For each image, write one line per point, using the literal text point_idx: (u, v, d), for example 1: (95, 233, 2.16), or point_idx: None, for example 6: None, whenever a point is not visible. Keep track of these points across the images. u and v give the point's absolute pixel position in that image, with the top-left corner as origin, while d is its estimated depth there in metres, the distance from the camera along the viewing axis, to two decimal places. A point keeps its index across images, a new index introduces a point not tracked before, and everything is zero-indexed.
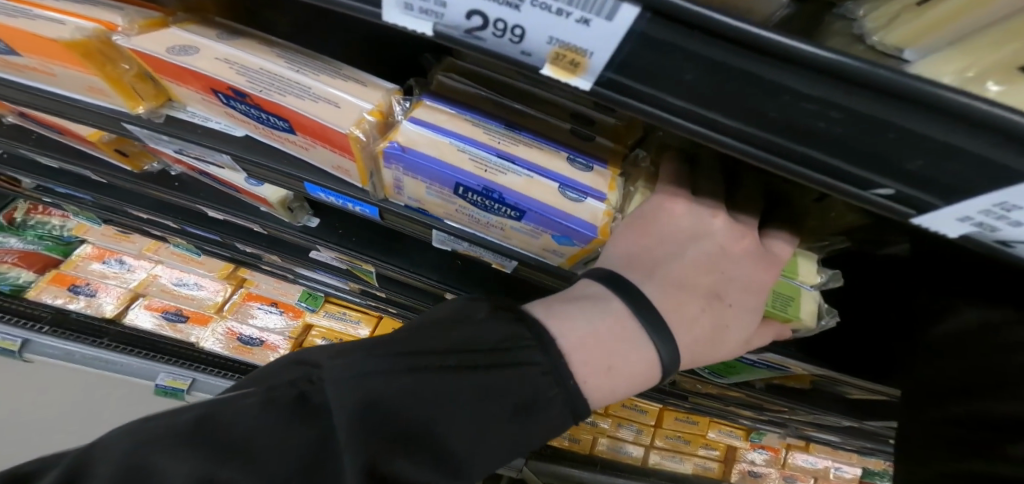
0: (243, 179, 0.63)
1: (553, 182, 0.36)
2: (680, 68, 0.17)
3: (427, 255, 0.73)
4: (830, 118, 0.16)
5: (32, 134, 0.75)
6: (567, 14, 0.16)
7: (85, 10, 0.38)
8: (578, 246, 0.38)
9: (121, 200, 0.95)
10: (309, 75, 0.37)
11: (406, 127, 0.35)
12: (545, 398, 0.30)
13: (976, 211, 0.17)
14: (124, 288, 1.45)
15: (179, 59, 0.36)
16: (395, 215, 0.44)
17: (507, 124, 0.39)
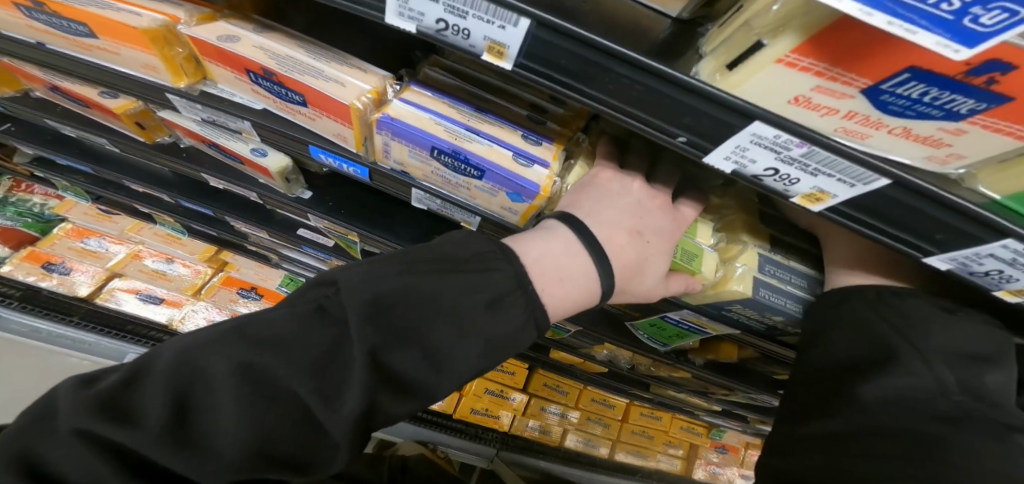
0: (249, 149, 0.70)
1: (509, 151, 0.47)
2: (559, 57, 0.27)
3: (409, 229, 0.81)
4: (639, 90, 0.26)
5: (58, 107, 0.80)
6: (493, 22, 0.26)
7: (157, 5, 0.46)
8: (527, 202, 0.48)
9: (123, 174, 1.00)
10: (324, 62, 0.46)
11: (396, 105, 0.45)
12: (514, 302, 0.39)
13: (729, 153, 0.28)
14: (99, 267, 1.44)
15: (225, 44, 0.45)
16: (383, 175, 0.53)
17: (477, 108, 0.49)
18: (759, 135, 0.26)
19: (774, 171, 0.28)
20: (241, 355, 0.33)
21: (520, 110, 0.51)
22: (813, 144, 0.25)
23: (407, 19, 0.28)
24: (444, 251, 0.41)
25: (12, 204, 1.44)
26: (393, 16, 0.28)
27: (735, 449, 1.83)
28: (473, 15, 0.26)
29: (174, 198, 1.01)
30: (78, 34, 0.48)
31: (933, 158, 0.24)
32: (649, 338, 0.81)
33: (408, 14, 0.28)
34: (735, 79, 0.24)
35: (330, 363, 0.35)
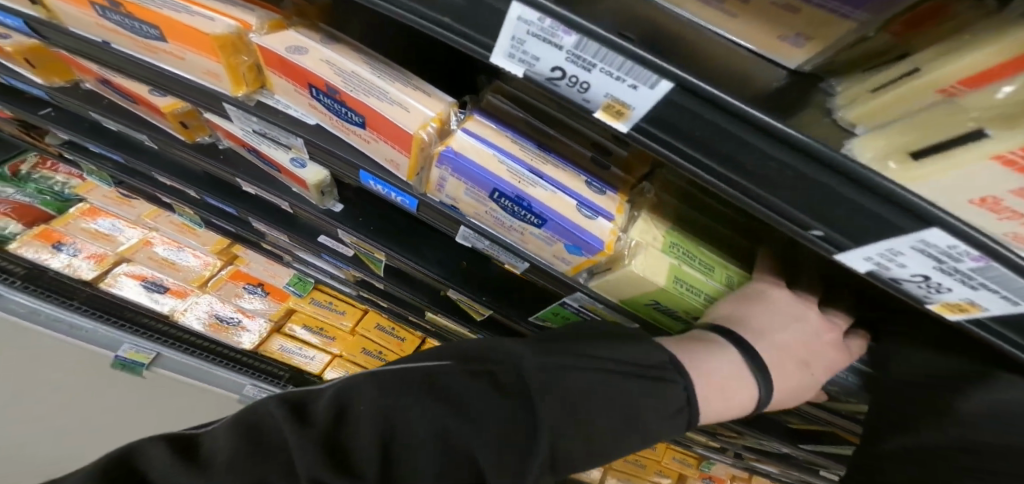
0: (289, 160, 0.69)
1: (573, 199, 0.45)
2: (690, 125, 0.25)
3: (436, 253, 0.83)
4: (773, 168, 0.24)
5: (104, 99, 0.81)
6: (624, 80, 0.24)
7: (228, 9, 0.44)
8: (585, 256, 0.48)
9: (153, 166, 1.00)
10: (388, 80, 0.43)
11: (459, 136, 0.42)
12: (669, 397, 0.42)
13: (874, 254, 0.26)
14: (110, 251, 1.41)
15: (292, 55, 0.43)
16: (431, 208, 0.51)
17: (539, 146, 0.47)
18: (926, 243, 0.23)
19: (923, 277, 0.26)
20: (439, 417, 0.37)
21: (583, 150, 0.49)
22: (995, 259, 0.22)
23: (518, 60, 0.26)
24: (613, 342, 0.45)
25: (36, 181, 1.46)
26: (501, 55, 0.26)
27: (723, 481, 1.71)
28: (600, 68, 0.24)
29: (199, 194, 1.01)
30: (148, 37, 0.47)
31: None
32: None
33: (519, 54, 0.26)
34: (918, 170, 0.23)
35: (515, 442, 0.37)
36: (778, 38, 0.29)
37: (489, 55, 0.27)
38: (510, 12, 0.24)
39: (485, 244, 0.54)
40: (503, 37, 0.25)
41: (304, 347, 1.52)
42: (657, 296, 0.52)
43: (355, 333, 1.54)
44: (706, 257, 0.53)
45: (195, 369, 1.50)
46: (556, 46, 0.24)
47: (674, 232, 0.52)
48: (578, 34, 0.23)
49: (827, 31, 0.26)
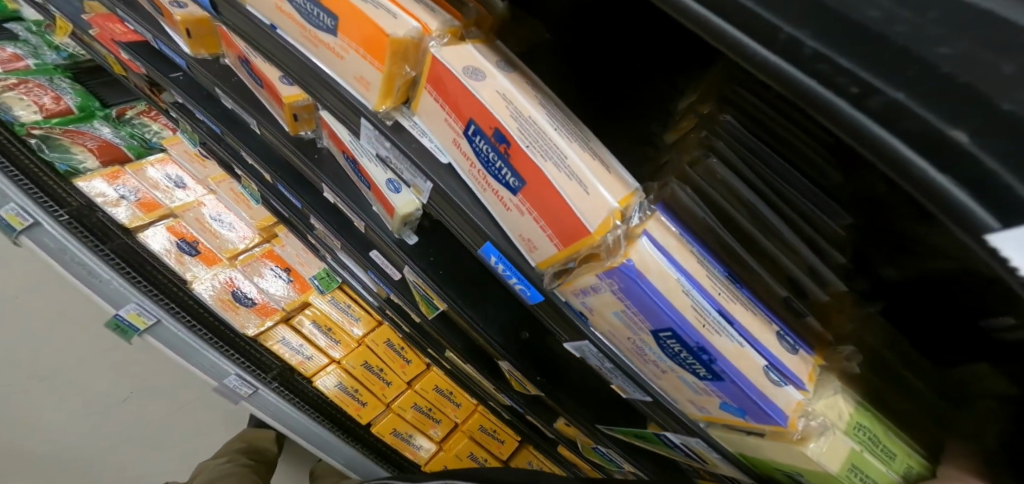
0: (386, 182, 0.62)
1: (762, 358, 0.34)
2: None
3: (498, 313, 0.75)
4: None
5: (235, 78, 0.85)
6: None
7: (415, 9, 0.38)
8: (745, 418, 0.38)
9: (242, 143, 0.99)
10: (567, 139, 0.33)
11: (642, 244, 0.32)
12: None
13: None
14: (163, 203, 1.31)
15: (468, 82, 0.35)
16: (555, 309, 0.42)
17: (726, 274, 0.36)
18: None
19: None
20: None
21: (779, 288, 0.40)
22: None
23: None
24: None
25: (136, 126, 1.49)
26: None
27: None
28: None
29: (273, 179, 1.00)
30: (318, 27, 0.42)
31: None
32: None
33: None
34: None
35: None
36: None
37: (999, 232, 0.15)
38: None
39: (602, 360, 0.46)
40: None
41: (304, 345, 1.45)
42: (808, 474, 0.41)
43: (363, 343, 1.49)
44: (895, 445, 0.42)
45: (188, 347, 1.28)
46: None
47: (863, 408, 0.42)
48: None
49: None
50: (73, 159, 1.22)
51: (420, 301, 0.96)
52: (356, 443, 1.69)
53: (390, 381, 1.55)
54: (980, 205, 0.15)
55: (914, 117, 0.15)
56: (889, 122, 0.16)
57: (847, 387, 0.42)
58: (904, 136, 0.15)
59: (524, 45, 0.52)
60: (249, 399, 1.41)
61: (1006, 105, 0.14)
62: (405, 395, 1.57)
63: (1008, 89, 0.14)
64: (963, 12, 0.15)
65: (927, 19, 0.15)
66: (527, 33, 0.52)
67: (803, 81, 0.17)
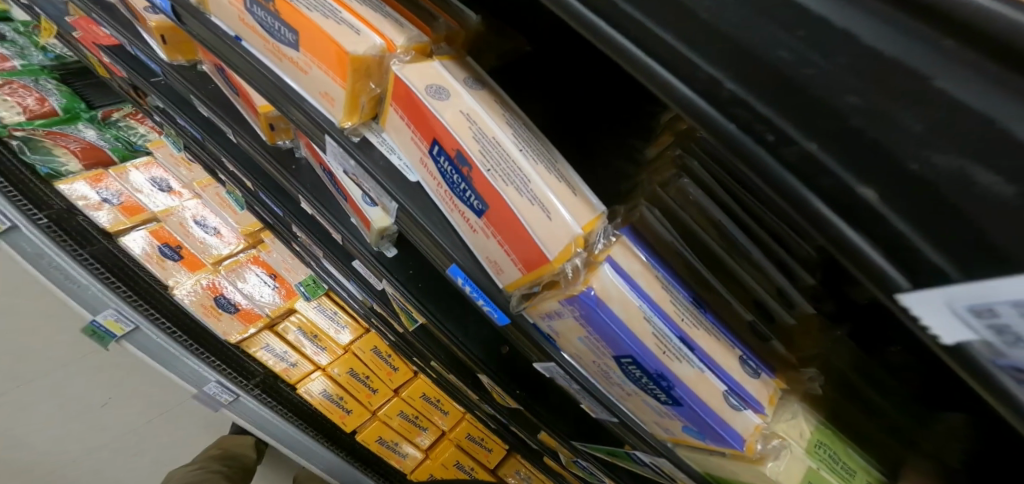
0: (362, 196, 0.60)
1: (722, 383, 0.35)
2: None
3: (480, 329, 0.74)
4: None
5: (211, 85, 0.85)
6: None
7: (381, 24, 0.37)
8: (705, 441, 0.39)
9: (222, 150, 0.98)
10: (531, 160, 0.32)
11: (603, 272, 0.31)
12: None
13: None
14: (145, 206, 1.28)
15: (432, 102, 0.34)
16: (522, 330, 0.42)
17: (692, 299, 0.36)
18: None
19: None
20: None
21: (743, 311, 0.40)
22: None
23: (986, 318, 0.14)
24: None
25: (120, 129, 1.46)
26: (965, 298, 0.14)
27: None
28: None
29: (254, 187, 0.99)
30: (281, 41, 0.41)
31: None
32: None
33: (1018, 316, 0.13)
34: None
35: None
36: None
37: (908, 292, 0.16)
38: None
39: (570, 381, 0.45)
40: (1016, 286, 0.13)
41: (289, 352, 1.42)
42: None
43: (349, 350, 1.48)
44: (856, 462, 0.43)
45: (167, 355, 1.24)
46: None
47: (823, 427, 0.42)
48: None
49: None
50: (55, 161, 1.19)
51: (403, 315, 0.95)
52: (341, 451, 1.67)
53: (377, 389, 1.53)
54: (889, 263, 0.16)
55: (827, 173, 0.16)
56: (807, 176, 0.17)
57: (809, 407, 0.42)
58: (818, 192, 0.17)
59: (496, 58, 0.49)
60: (230, 406, 1.37)
61: (913, 166, 0.14)
62: (391, 403, 1.56)
63: (914, 148, 0.14)
64: (869, 58, 0.14)
65: (834, 64, 0.15)
66: (508, 46, 0.49)
67: (723, 124, 0.18)
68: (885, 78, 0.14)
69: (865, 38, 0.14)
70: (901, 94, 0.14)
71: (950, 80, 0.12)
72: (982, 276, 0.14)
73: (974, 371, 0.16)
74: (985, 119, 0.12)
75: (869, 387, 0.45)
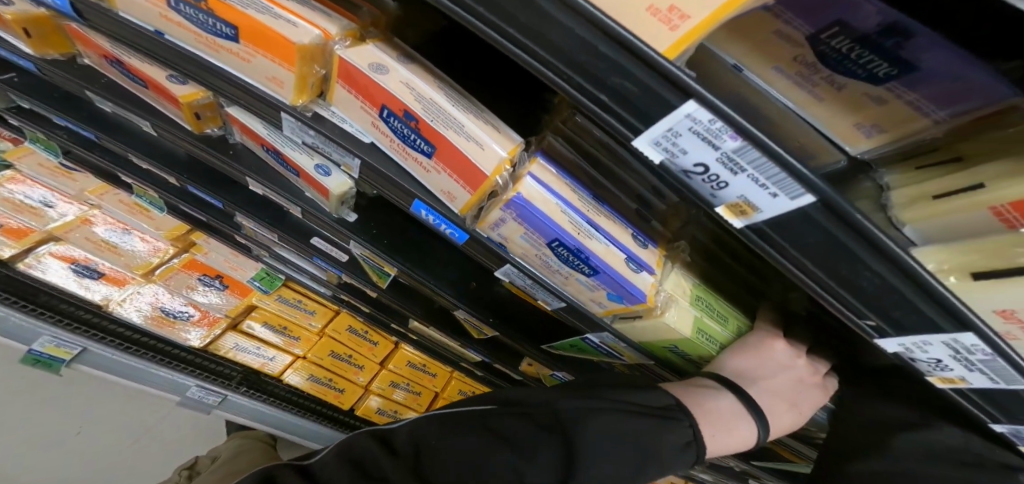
0: (315, 167, 0.68)
1: (622, 253, 0.47)
2: (809, 236, 0.27)
3: (446, 271, 0.86)
4: (868, 278, 0.29)
5: (101, 78, 0.81)
6: (767, 188, 0.25)
7: (314, 17, 0.45)
8: (624, 304, 0.50)
9: (127, 146, 0.94)
10: (462, 112, 0.44)
11: (527, 182, 0.44)
12: (672, 423, 0.60)
13: (906, 340, 0.32)
14: (37, 227, 1.17)
15: (375, 75, 0.43)
16: (476, 244, 0.55)
17: (593, 196, 0.49)
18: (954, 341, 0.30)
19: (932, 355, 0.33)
20: (496, 455, 0.59)
21: (629, 202, 0.53)
22: (1000, 356, 0.30)
23: (659, 145, 0.26)
24: (636, 391, 0.64)
25: None
26: (647, 136, 0.26)
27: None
28: (749, 174, 0.25)
29: (181, 182, 0.98)
30: (216, 34, 0.47)
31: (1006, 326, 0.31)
32: None
33: (666, 139, 0.26)
34: (973, 285, 0.31)
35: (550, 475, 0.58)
36: (857, 125, 0.31)
37: (633, 140, 0.27)
38: (680, 108, 0.23)
39: (524, 280, 0.57)
40: (659, 125, 0.25)
41: (262, 348, 1.43)
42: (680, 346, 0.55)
43: (324, 334, 1.47)
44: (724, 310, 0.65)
45: (133, 370, 1.30)
46: (712, 146, 0.24)
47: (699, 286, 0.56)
48: (746, 141, 0.23)
49: (907, 128, 0.30)
50: None
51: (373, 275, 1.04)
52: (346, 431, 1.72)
53: (363, 365, 1.55)
54: (628, 133, 0.27)
55: (585, 91, 0.27)
56: (579, 92, 0.27)
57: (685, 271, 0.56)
58: (587, 98, 0.27)
59: (424, 34, 0.58)
60: (220, 407, 1.43)
61: (610, 81, 0.25)
62: (380, 376, 1.58)
63: (611, 74, 0.25)
64: (578, 35, 0.24)
65: (566, 31, 0.24)
66: (427, 24, 0.58)
67: (536, 66, 0.27)
68: (587, 39, 0.24)
69: (576, 26, 0.24)
70: (596, 53, 0.25)
71: (607, 46, 0.24)
72: (649, 126, 0.25)
73: (676, 180, 0.28)
74: (621, 66, 0.24)
75: (720, 250, 0.64)
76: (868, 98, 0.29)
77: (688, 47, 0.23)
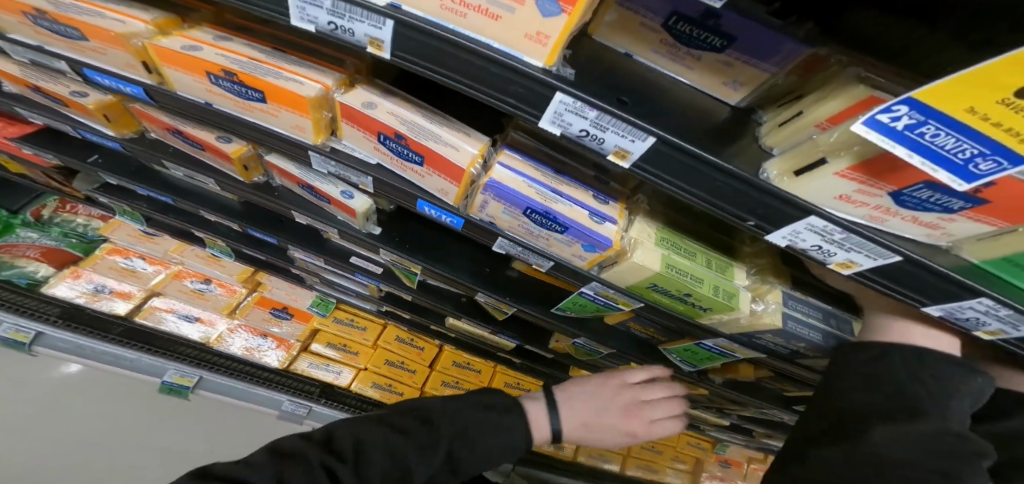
0: (341, 193, 0.83)
1: (586, 210, 0.57)
2: (668, 163, 0.40)
3: (462, 264, 0.98)
4: (724, 187, 0.40)
5: (169, 147, 1.01)
6: (625, 137, 0.40)
7: (313, 75, 0.58)
8: (598, 252, 0.59)
9: (197, 204, 1.16)
10: (437, 125, 0.56)
11: (497, 169, 0.55)
12: (515, 414, 0.73)
13: (783, 234, 0.41)
14: (139, 287, 1.44)
15: (367, 110, 0.56)
16: (472, 226, 0.66)
17: (555, 171, 0.59)
18: (813, 224, 0.39)
19: (816, 244, 0.42)
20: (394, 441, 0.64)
21: (588, 171, 0.62)
22: (852, 232, 0.39)
23: (555, 122, 0.41)
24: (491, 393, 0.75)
25: (61, 225, 1.58)
26: (546, 118, 0.41)
27: (739, 463, 1.88)
28: (611, 130, 0.40)
29: (242, 227, 1.18)
30: (250, 99, 0.62)
31: (870, 214, 0.37)
32: (681, 357, 0.93)
33: (558, 117, 0.40)
34: (800, 182, 0.37)
35: (434, 457, 0.65)
36: (723, 83, 0.44)
37: (539, 122, 0.42)
38: (554, 97, 0.39)
39: (518, 249, 0.68)
40: (551, 109, 0.40)
41: (330, 365, 1.56)
42: (654, 282, 0.61)
43: (378, 346, 1.62)
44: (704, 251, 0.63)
45: (235, 389, 1.49)
46: (583, 116, 0.40)
47: (665, 230, 0.62)
48: (599, 110, 0.38)
49: (756, 80, 0.41)
50: (28, 271, 1.40)
51: (404, 278, 1.17)
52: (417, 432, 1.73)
53: (415, 369, 1.63)
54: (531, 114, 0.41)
55: (499, 90, 0.41)
56: (496, 91, 0.41)
57: (649, 219, 0.62)
58: (501, 94, 0.41)
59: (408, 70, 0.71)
60: (310, 417, 1.54)
61: (511, 82, 0.40)
62: (431, 378, 1.62)
63: (511, 80, 0.40)
64: (489, 60, 0.39)
65: (477, 57, 0.39)
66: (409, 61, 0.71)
67: (467, 84, 0.42)
68: (490, 59, 0.39)
69: (483, 53, 0.39)
70: (499, 70, 0.40)
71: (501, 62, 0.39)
72: (545, 109, 0.40)
73: (574, 143, 0.43)
74: (514, 73, 0.39)
75: None
76: (721, 62, 0.42)
77: (555, 58, 0.38)
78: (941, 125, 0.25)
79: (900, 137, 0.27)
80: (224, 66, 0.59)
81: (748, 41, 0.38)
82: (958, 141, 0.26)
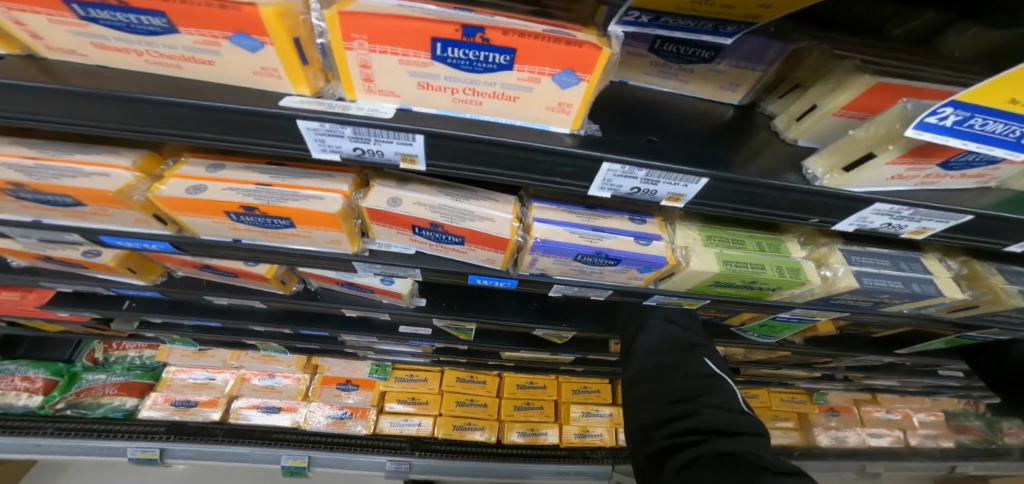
0: (381, 281, 0.85)
1: (630, 236, 0.58)
2: (719, 191, 0.42)
3: (513, 304, 1.00)
4: (777, 196, 0.42)
5: (203, 282, 1.04)
6: (678, 183, 0.42)
7: (328, 186, 0.60)
8: (655, 271, 0.60)
9: (244, 320, 1.19)
10: (465, 202, 0.58)
11: (537, 227, 0.56)
12: None
13: (851, 221, 0.45)
14: (218, 395, 1.50)
15: (395, 208, 0.57)
16: (523, 282, 0.67)
17: (586, 207, 0.61)
18: (879, 208, 0.42)
19: (883, 219, 0.45)
20: None
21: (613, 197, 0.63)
22: (919, 205, 0.42)
23: (604, 186, 0.43)
24: None
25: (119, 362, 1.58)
26: (597, 185, 0.43)
27: (848, 409, 1.82)
28: (663, 181, 0.42)
29: (294, 328, 1.21)
30: (280, 228, 0.64)
31: (922, 180, 0.41)
32: (758, 331, 0.92)
33: (614, 183, 0.43)
34: (848, 176, 0.40)
35: None
36: (720, 87, 0.48)
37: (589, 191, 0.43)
38: (601, 167, 0.41)
39: (574, 288, 0.69)
40: (599, 177, 0.42)
41: (409, 416, 1.57)
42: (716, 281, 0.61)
43: (443, 392, 1.64)
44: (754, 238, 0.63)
45: (347, 462, 1.42)
46: (632, 176, 0.42)
47: (707, 228, 0.62)
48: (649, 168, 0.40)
49: (747, 77, 0.46)
50: (116, 405, 1.46)
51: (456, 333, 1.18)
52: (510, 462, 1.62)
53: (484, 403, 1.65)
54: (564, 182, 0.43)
55: (526, 168, 0.43)
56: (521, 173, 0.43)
57: (688, 222, 0.62)
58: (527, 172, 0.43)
59: None
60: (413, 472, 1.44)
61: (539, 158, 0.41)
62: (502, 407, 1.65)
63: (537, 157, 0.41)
64: (513, 146, 0.40)
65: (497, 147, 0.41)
66: None
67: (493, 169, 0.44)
68: (511, 147, 0.41)
69: (505, 140, 0.40)
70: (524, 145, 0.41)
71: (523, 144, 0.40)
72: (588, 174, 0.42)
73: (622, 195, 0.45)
74: (539, 150, 0.41)
75: None
76: (713, 70, 0.45)
77: (579, 120, 0.40)
78: (986, 115, 0.30)
79: (951, 132, 0.31)
80: (244, 202, 0.58)
81: (733, 47, 0.43)
82: (1005, 122, 0.30)
